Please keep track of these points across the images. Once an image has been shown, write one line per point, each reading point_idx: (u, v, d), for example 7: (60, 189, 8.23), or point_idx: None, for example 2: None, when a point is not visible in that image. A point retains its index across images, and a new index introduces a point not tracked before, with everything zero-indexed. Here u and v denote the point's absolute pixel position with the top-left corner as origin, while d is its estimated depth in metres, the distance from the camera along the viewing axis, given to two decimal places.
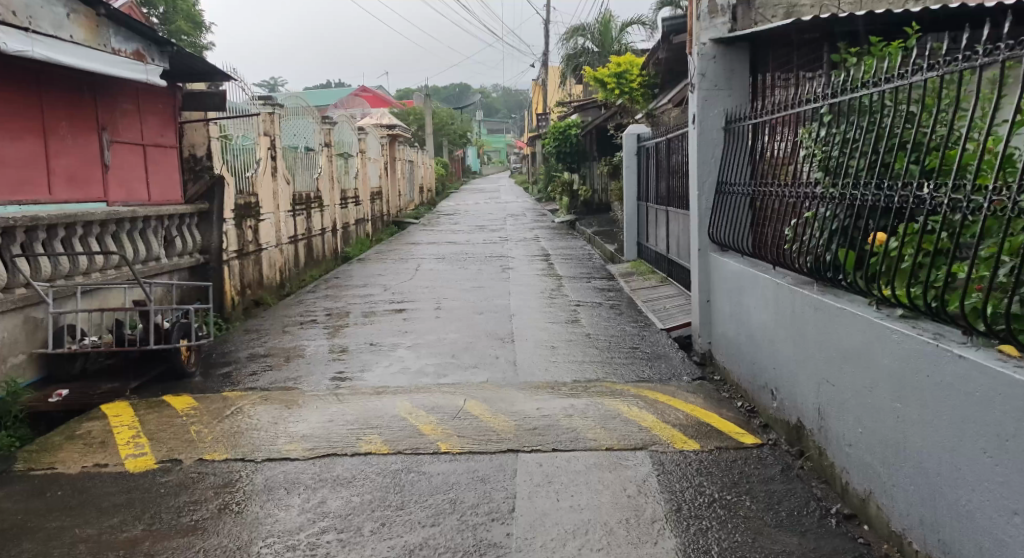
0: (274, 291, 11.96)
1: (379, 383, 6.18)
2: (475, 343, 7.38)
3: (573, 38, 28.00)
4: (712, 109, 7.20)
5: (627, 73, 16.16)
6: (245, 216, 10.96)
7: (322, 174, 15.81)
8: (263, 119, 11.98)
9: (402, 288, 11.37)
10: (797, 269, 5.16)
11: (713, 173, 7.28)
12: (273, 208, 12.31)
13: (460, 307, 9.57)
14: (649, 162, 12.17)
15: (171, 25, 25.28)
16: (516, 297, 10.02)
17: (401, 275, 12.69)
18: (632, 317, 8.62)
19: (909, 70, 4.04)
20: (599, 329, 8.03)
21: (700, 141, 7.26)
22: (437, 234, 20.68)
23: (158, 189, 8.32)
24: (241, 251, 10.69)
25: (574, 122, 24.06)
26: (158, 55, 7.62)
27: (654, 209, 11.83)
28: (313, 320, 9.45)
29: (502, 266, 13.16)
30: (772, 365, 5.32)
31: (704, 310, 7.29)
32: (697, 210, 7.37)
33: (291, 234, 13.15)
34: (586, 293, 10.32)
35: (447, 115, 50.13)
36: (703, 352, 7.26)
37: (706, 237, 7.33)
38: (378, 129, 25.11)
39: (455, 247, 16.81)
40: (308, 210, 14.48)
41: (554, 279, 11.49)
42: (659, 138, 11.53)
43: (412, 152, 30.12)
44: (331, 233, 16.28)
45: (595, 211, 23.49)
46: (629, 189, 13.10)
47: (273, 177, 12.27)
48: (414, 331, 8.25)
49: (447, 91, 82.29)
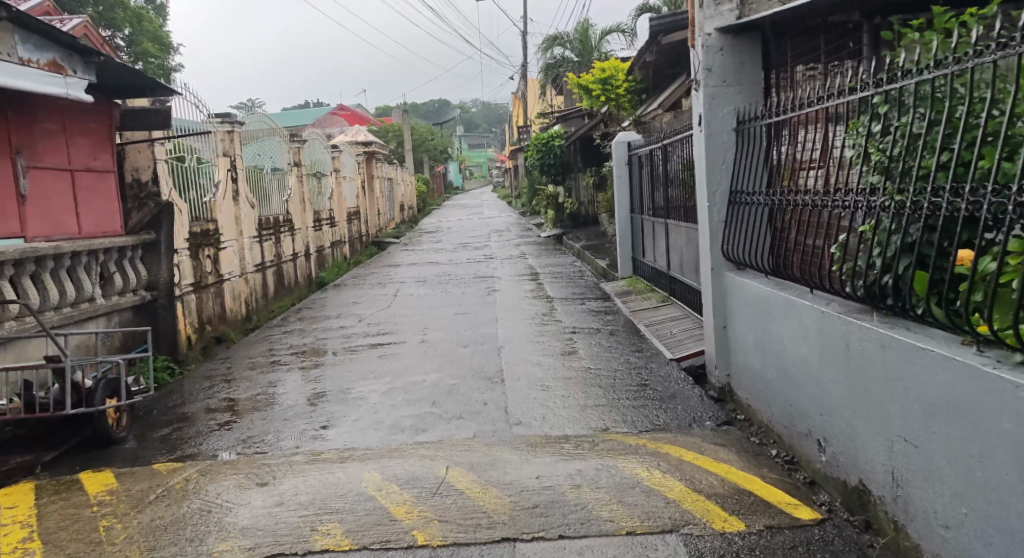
0: (239, 326, 10.94)
1: (346, 443, 5.20)
2: (460, 386, 6.39)
3: (551, 48, 27.21)
4: (721, 109, 6.27)
5: (613, 79, 15.33)
6: (203, 244, 9.97)
7: (293, 196, 14.83)
8: (222, 138, 11.00)
9: (378, 318, 10.39)
10: (843, 293, 4.22)
11: (726, 181, 6.35)
12: (236, 233, 11.31)
13: (443, 338, 8.60)
14: (643, 171, 11.26)
15: (138, 47, 24.19)
16: (504, 325, 9.05)
17: (377, 302, 11.72)
18: (634, 345, 7.67)
19: (993, 42, 3.12)
20: (599, 361, 7.07)
21: (707, 145, 6.33)
22: (420, 254, 19.73)
23: (91, 220, 7.35)
24: (198, 284, 9.68)
25: (557, 133, 23.19)
26: (83, 67, 6.67)
27: (651, 222, 10.91)
28: (278, 359, 8.46)
29: (488, 287, 12.20)
30: (816, 410, 4.38)
31: (720, 337, 6.36)
32: (708, 224, 6.44)
33: (257, 262, 12.14)
34: (581, 317, 9.36)
35: (427, 131, 49.28)
36: (721, 386, 6.32)
37: (720, 253, 6.39)
38: (354, 146, 24.12)
39: (437, 267, 15.83)
40: (277, 234, 13.48)
41: (544, 302, 10.55)
42: (653, 146, 10.63)
43: (391, 170, 29.18)
44: (305, 258, 15.28)
45: (582, 225, 22.67)
46: (621, 200, 12.19)
47: (235, 201, 11.28)
48: (390, 370, 7.26)
49: (425, 107, 81.58)
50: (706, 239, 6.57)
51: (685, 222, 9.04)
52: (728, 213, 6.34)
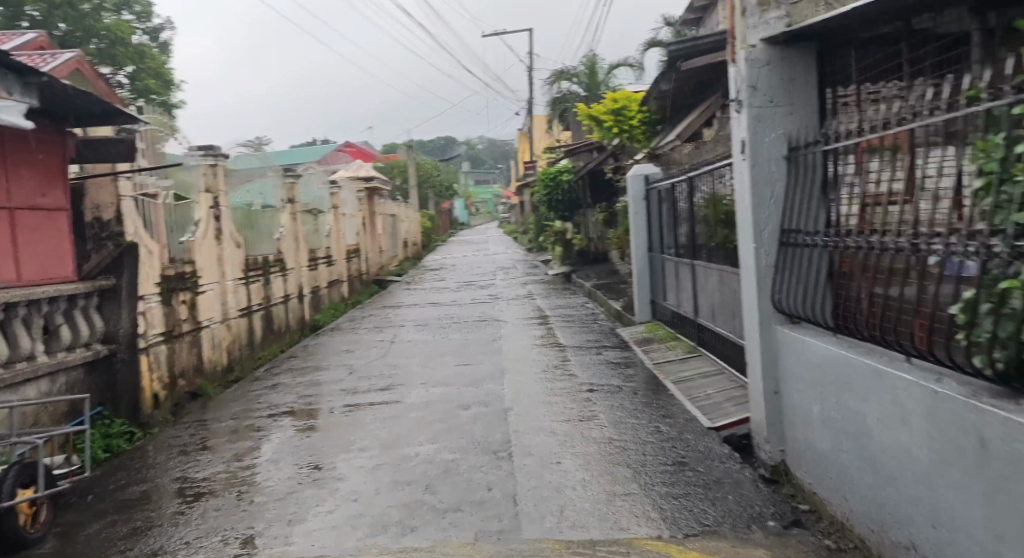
0: (219, 378, 9.94)
1: (313, 548, 4.20)
2: (459, 465, 5.36)
3: (558, 82, 26.44)
4: (767, 134, 5.28)
5: (626, 109, 14.30)
6: (178, 289, 8.99)
7: (286, 235, 13.87)
8: (203, 173, 10.05)
9: (370, 369, 9.37)
10: (967, 367, 3.28)
11: (776, 218, 5.36)
12: (219, 276, 10.32)
13: (442, 396, 7.56)
14: (663, 208, 10.27)
15: (139, 83, 23.56)
16: (511, 379, 8.01)
17: (373, 350, 10.71)
18: (662, 409, 6.64)
19: None
20: (624, 430, 6.04)
21: (753, 176, 5.33)
22: (422, 293, 18.75)
23: (34, 266, 6.49)
24: (171, 334, 8.68)
25: (565, 168, 22.27)
26: (20, 89, 5.68)
27: (672, 263, 9.91)
28: (253, 421, 7.43)
29: (493, 333, 11.18)
30: (924, 519, 3.46)
31: (771, 405, 5.39)
32: (753, 269, 5.43)
33: (243, 306, 11.14)
34: (597, 371, 8.33)
35: (432, 166, 48.67)
36: (774, 465, 5.38)
37: (768, 304, 5.39)
38: (356, 182, 23.25)
39: (439, 309, 14.82)
40: (267, 275, 12.51)
41: (556, 351, 9.52)
42: (675, 179, 9.63)
43: (394, 207, 28.36)
44: (299, 300, 14.30)
45: (591, 262, 21.67)
46: (639, 239, 11.17)
47: (218, 240, 10.31)
48: (379, 438, 6.23)
49: (431, 143, 81.28)
50: (749, 287, 5.57)
51: (716, 263, 8.02)
52: (779, 257, 5.35)
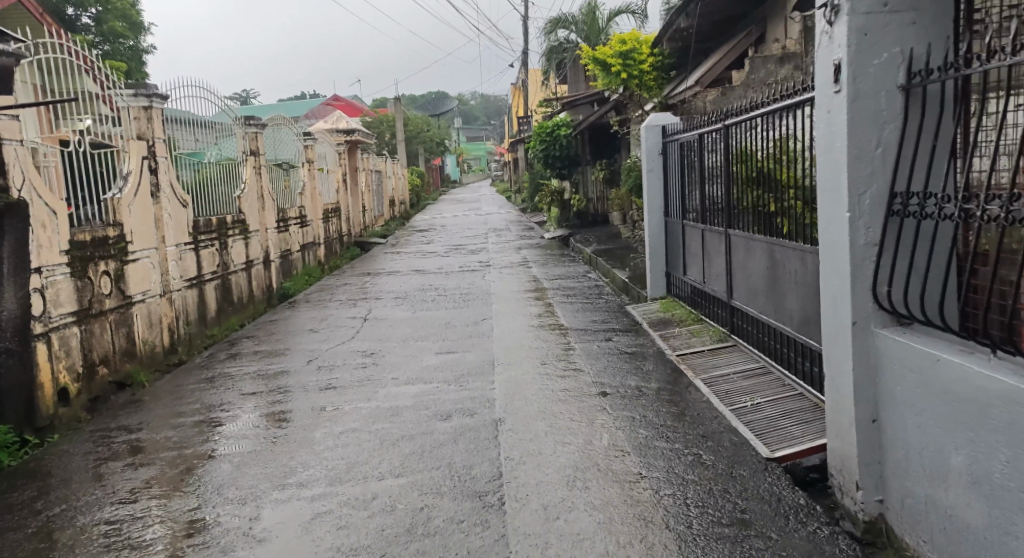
0: (158, 362, 8.38)
1: None
2: (428, 526, 3.86)
3: (555, 31, 24.51)
4: (876, 55, 3.71)
5: (636, 52, 12.63)
6: (98, 258, 7.38)
7: (250, 193, 12.18)
8: (135, 116, 8.36)
9: (335, 355, 7.83)
10: None
11: (882, 177, 3.76)
12: (157, 240, 8.64)
13: (416, 398, 6.01)
14: (686, 164, 8.65)
15: (104, 26, 21.67)
16: (503, 376, 6.45)
17: (341, 329, 9.16)
18: (702, 425, 5.10)
19: None
20: (657, 461, 4.51)
21: (852, 114, 3.75)
22: (407, 258, 17.14)
23: None
24: (87, 313, 7.08)
25: (564, 122, 20.47)
26: None
27: (696, 231, 8.32)
28: (175, 423, 5.90)
29: (483, 309, 9.62)
30: None
31: (868, 437, 3.87)
32: (846, 248, 3.85)
33: (191, 276, 9.50)
34: (610, 364, 6.80)
35: (422, 123, 46.85)
36: (869, 522, 3.87)
37: (867, 300, 3.82)
38: (336, 135, 21.40)
39: (424, 278, 13.23)
40: (224, 238, 10.85)
41: (557, 335, 7.97)
42: (703, 129, 7.99)
43: (380, 163, 26.56)
44: (264, 267, 12.63)
45: (590, 224, 20.03)
46: (653, 200, 9.56)
47: (154, 198, 8.62)
48: (328, 465, 4.71)
49: (423, 99, 78.93)
50: (836, 274, 3.98)
51: (758, 234, 6.46)
52: (886, 233, 3.77)
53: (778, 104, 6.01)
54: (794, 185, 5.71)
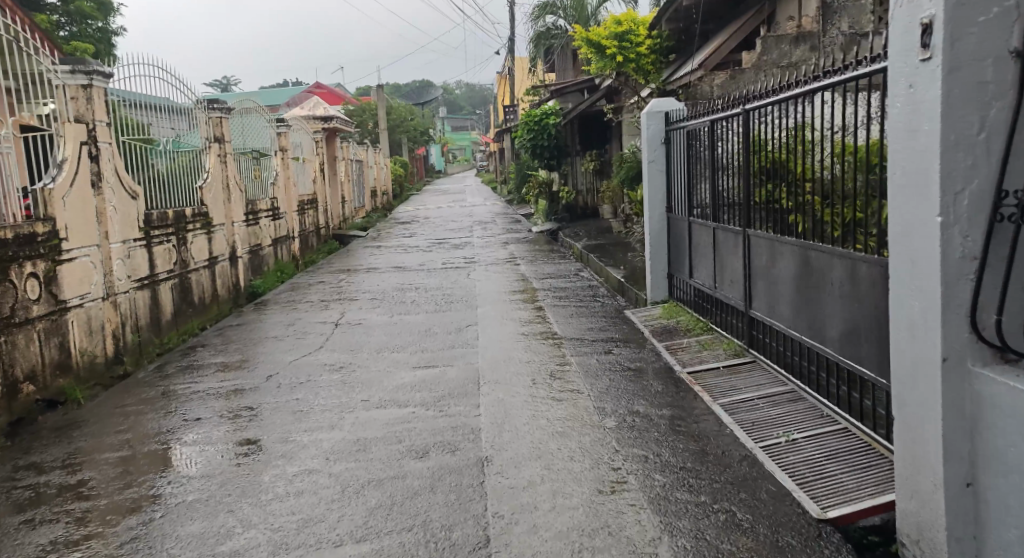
0: (100, 374, 7.44)
1: None
2: None
3: (543, 16, 23.45)
4: (983, 11, 2.85)
5: (633, 34, 11.73)
6: (23, 258, 6.45)
7: (214, 184, 11.16)
8: (71, 96, 7.41)
9: (300, 367, 6.90)
10: None
11: (985, 171, 2.91)
12: (99, 237, 7.68)
13: (387, 429, 5.10)
14: (693, 153, 7.76)
15: (69, 5, 20.60)
16: (491, 401, 5.55)
17: (309, 336, 8.23)
18: (729, 468, 4.21)
19: None
20: (680, 522, 3.64)
21: (948, 88, 2.89)
22: (387, 253, 16.18)
23: None
24: (7, 323, 6.16)
25: (553, 110, 19.51)
26: None
27: (704, 229, 7.44)
28: (97, 453, 4.97)
29: (466, 314, 8.72)
30: None
31: (960, 505, 3.01)
32: (936, 263, 2.99)
33: (142, 276, 8.55)
34: (612, 382, 5.92)
35: (405, 111, 45.72)
36: None
37: (963, 329, 2.96)
38: (312, 122, 20.33)
39: (404, 276, 12.29)
40: (182, 233, 9.87)
41: (550, 346, 7.09)
42: (713, 114, 7.08)
43: (360, 152, 25.51)
44: (230, 263, 11.65)
45: (580, 218, 19.11)
46: (654, 193, 8.66)
47: (96, 189, 7.65)
48: (273, 524, 3.81)
49: (407, 87, 77.62)
50: (917, 294, 3.12)
51: (777, 235, 5.58)
52: (991, 244, 2.91)
53: (807, 87, 5.13)
54: (821, 181, 4.85)
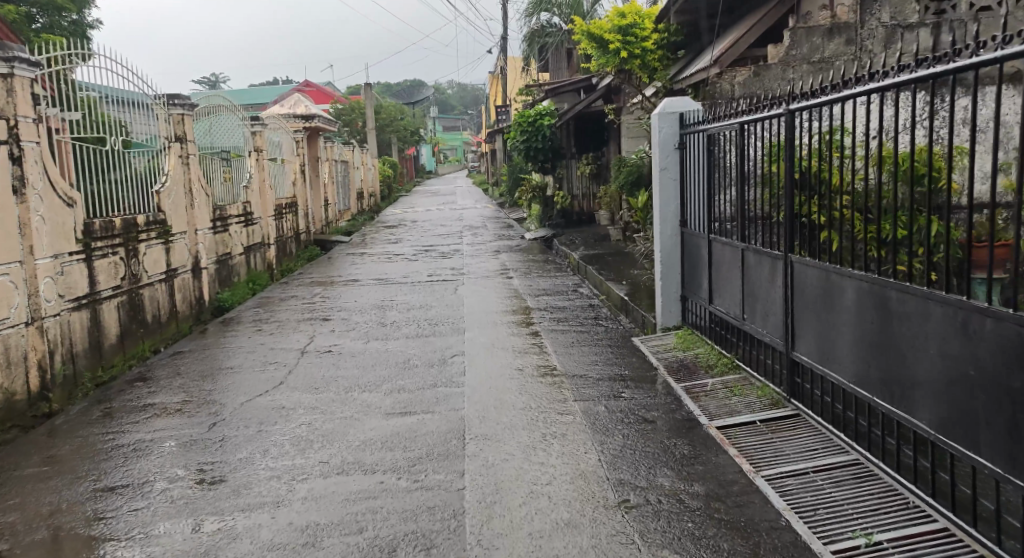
0: (19, 414, 6.32)
1: None
2: None
3: (537, 13, 22.35)
4: None
5: (637, 28, 10.80)
6: None
7: (174, 188, 9.99)
8: None
9: (251, 411, 5.78)
10: None
11: None
12: (22, 252, 6.54)
13: (346, 512, 4.00)
14: (713, 161, 6.69)
15: None
16: (478, 468, 4.45)
17: (271, 368, 7.12)
18: None
19: None
20: None
21: None
22: (369, 262, 15.07)
23: None
24: None
25: (547, 110, 18.41)
26: None
27: (726, 249, 6.37)
28: None
29: (451, 341, 7.62)
30: None
31: None
32: None
33: (79, 295, 7.43)
34: (627, 441, 4.84)
35: (393, 110, 44.50)
36: None
37: None
38: (292, 121, 19.16)
39: (385, 290, 11.19)
40: (134, 243, 8.75)
41: (549, 387, 6.00)
42: (737, 117, 6.01)
43: (345, 152, 24.37)
44: (193, 276, 10.52)
45: (576, 224, 18.01)
46: (665, 206, 7.58)
47: (18, 196, 6.51)
48: None
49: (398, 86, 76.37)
50: None
51: (830, 266, 4.52)
52: None
53: (868, 85, 4.09)
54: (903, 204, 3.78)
